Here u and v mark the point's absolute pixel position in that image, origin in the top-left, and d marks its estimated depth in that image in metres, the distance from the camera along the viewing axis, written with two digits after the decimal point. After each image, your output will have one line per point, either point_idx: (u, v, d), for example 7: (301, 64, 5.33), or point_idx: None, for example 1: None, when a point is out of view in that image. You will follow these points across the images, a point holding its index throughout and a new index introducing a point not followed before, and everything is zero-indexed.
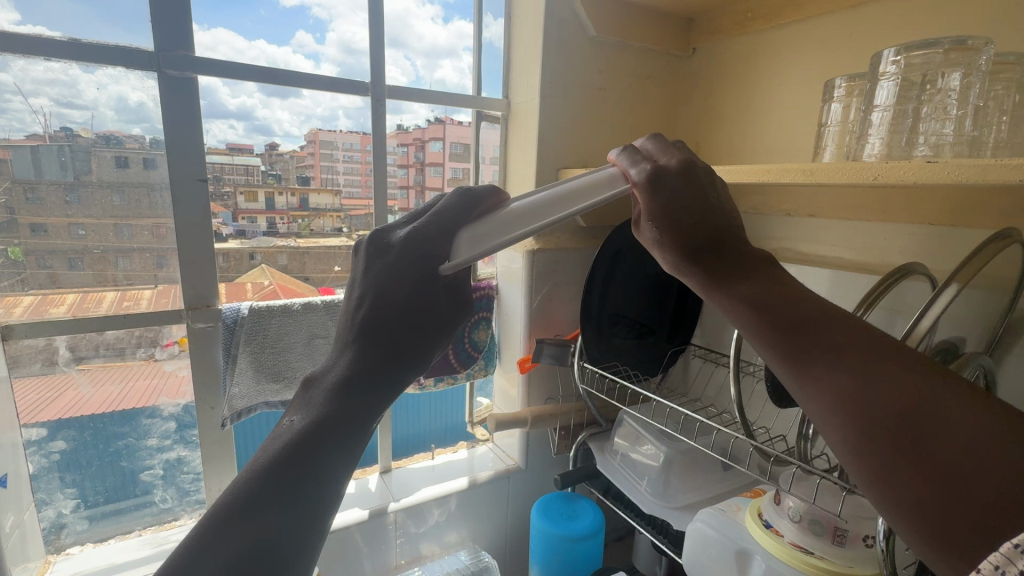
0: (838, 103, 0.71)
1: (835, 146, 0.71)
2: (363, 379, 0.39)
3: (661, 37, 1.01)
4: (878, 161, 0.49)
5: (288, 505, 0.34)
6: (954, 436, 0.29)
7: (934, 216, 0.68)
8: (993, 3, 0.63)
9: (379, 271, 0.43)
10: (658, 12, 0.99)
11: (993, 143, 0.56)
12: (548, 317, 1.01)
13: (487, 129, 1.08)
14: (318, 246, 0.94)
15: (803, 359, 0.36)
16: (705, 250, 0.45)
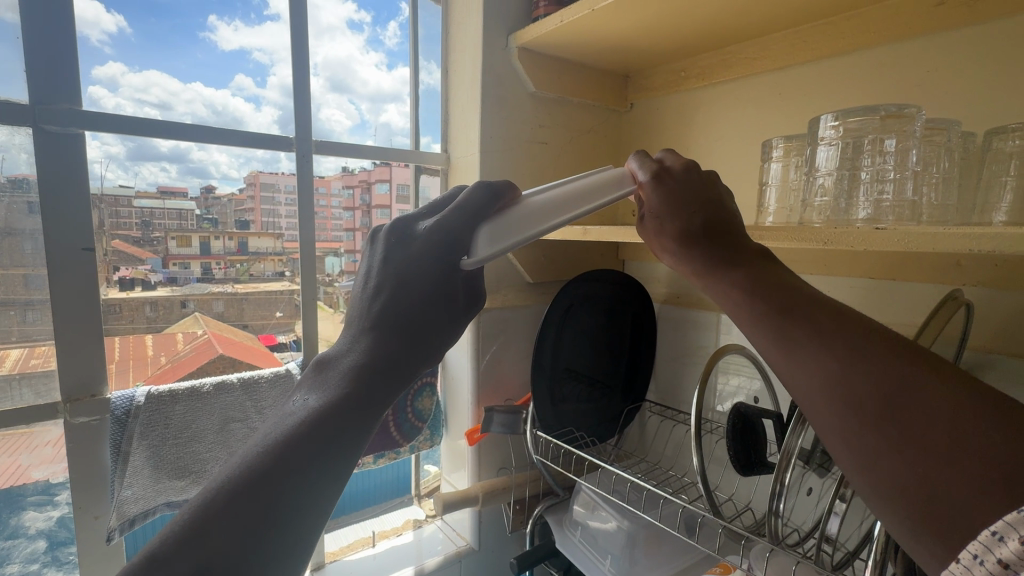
0: (777, 163, 0.75)
1: (777, 205, 0.74)
2: (377, 369, 0.40)
3: (603, 92, 1.05)
4: (826, 226, 0.49)
5: (292, 496, 0.34)
6: (931, 413, 0.30)
7: (874, 271, 0.72)
8: (912, 73, 0.67)
9: (400, 260, 0.44)
10: (598, 69, 1.03)
11: (927, 207, 0.59)
12: (496, 380, 0.99)
13: (427, 180, 1.09)
14: (257, 291, 0.89)
15: (791, 342, 0.36)
16: (701, 236, 0.44)
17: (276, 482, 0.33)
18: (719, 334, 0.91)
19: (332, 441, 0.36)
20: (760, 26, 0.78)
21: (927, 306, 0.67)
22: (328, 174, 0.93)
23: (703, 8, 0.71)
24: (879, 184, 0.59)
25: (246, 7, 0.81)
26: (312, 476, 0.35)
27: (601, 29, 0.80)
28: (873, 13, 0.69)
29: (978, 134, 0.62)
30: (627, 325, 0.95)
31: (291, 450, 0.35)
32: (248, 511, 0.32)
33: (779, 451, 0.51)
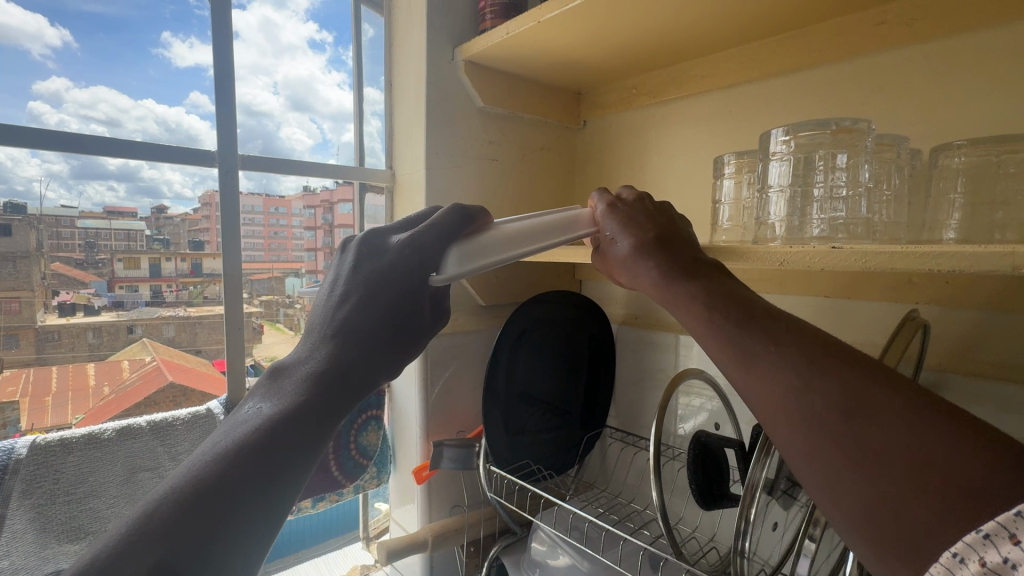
0: (730, 180, 0.76)
1: (732, 221, 0.76)
2: (340, 376, 0.42)
3: (556, 111, 1.06)
4: (780, 247, 0.49)
5: (250, 495, 0.35)
6: (888, 427, 0.29)
7: (830, 290, 0.73)
8: (851, 93, 0.70)
9: (367, 272, 0.46)
10: (552, 86, 1.04)
11: (882, 224, 0.59)
12: (447, 411, 0.95)
13: (372, 199, 1.07)
14: (212, 314, 0.87)
15: (746, 352, 0.35)
16: (654, 250, 0.46)
17: (232, 482, 0.34)
18: (678, 357, 0.90)
19: (292, 445, 0.37)
20: (711, 44, 0.79)
21: (881, 323, 0.68)
22: (289, 193, 0.94)
23: (649, 26, 0.73)
24: (831, 201, 0.61)
25: (202, 25, 0.80)
26: (270, 476, 0.36)
27: (552, 44, 0.80)
28: (819, 32, 0.71)
29: (925, 151, 0.64)
30: (585, 348, 0.94)
31: (250, 452, 0.36)
32: (204, 507, 0.33)
33: (743, 484, 0.48)
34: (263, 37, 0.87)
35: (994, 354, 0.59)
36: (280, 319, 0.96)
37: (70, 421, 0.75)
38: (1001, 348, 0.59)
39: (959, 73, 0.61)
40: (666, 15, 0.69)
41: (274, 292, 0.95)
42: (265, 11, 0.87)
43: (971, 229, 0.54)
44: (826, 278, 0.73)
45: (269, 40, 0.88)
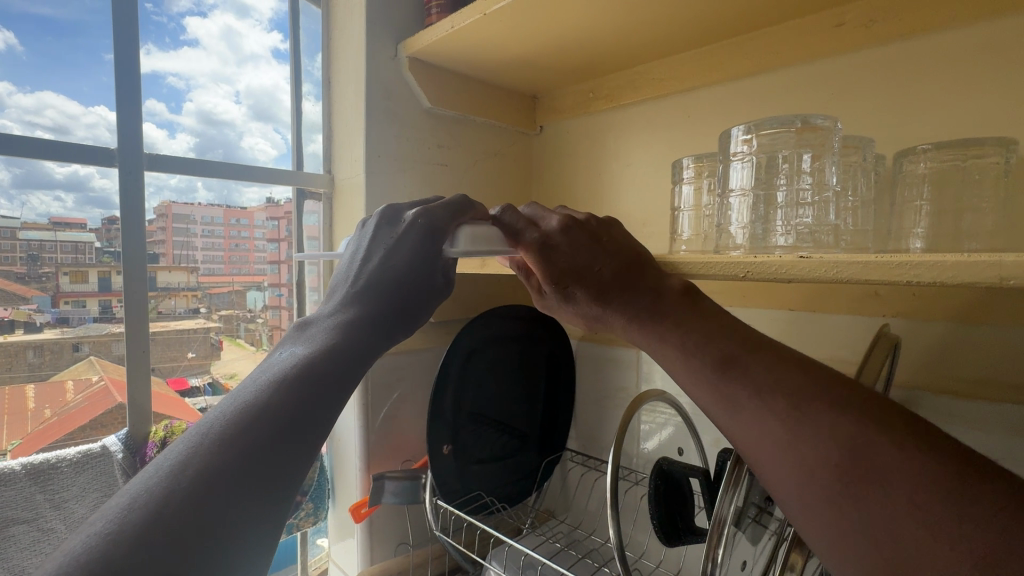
0: (689, 185, 0.76)
1: (693, 229, 0.75)
2: (369, 328, 0.44)
3: (513, 114, 1.05)
4: (748, 257, 0.48)
5: (284, 436, 0.34)
6: (889, 487, 0.30)
7: (792, 303, 0.74)
8: (811, 98, 0.70)
9: (388, 238, 0.49)
10: (506, 87, 1.02)
11: (850, 231, 0.60)
12: (393, 438, 0.91)
13: (310, 206, 0.99)
14: (167, 330, 0.82)
15: (732, 401, 0.36)
16: (619, 300, 0.46)
17: (277, 414, 0.35)
18: (639, 374, 0.89)
19: (326, 390, 0.38)
20: (671, 43, 0.79)
21: (841, 338, 0.69)
22: (251, 205, 0.91)
23: (604, 26, 0.73)
24: (796, 207, 0.61)
25: (159, 30, 0.79)
26: (312, 411, 0.37)
27: (505, 40, 0.78)
28: (777, 33, 0.72)
29: (889, 156, 0.64)
30: (541, 365, 0.93)
31: (293, 388, 0.37)
32: (241, 447, 0.32)
33: (709, 521, 0.45)
34: (225, 46, 0.86)
35: (961, 369, 0.60)
36: (241, 334, 0.93)
37: (5, 449, 0.69)
38: (964, 363, 0.60)
39: (915, 76, 0.62)
40: (622, 15, 0.69)
41: (235, 306, 0.92)
42: (226, 20, 0.86)
43: (938, 236, 0.56)
44: (788, 291, 0.74)
45: (230, 49, 0.87)
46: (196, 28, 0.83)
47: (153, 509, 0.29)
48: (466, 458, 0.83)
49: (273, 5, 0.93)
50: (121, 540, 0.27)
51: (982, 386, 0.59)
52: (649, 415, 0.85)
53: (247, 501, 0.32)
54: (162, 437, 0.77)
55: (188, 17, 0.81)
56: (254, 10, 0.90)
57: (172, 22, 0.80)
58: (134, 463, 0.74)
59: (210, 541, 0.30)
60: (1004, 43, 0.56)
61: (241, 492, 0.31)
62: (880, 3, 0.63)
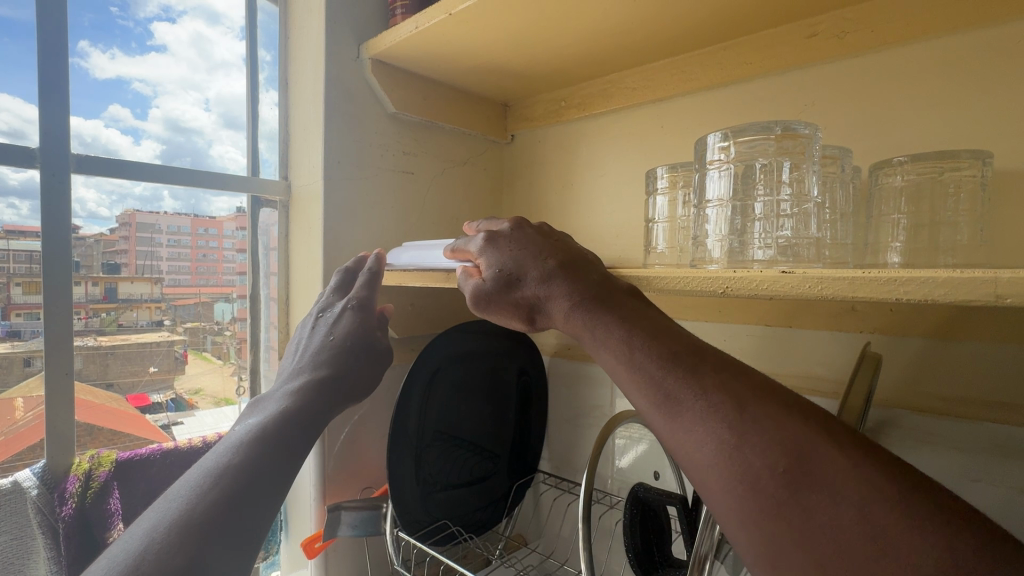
0: (663, 196, 0.77)
1: (667, 240, 0.75)
2: (321, 388, 0.60)
3: (484, 124, 1.05)
4: (726, 272, 0.47)
5: (269, 466, 0.46)
6: (836, 496, 0.29)
7: (769, 318, 0.74)
8: (785, 108, 0.71)
9: (323, 323, 0.68)
10: (474, 94, 1.02)
11: (832, 243, 0.61)
12: (353, 461, 0.87)
13: (266, 215, 0.94)
14: (128, 344, 0.79)
15: (674, 402, 0.35)
16: (561, 289, 0.46)
17: (260, 457, 0.46)
18: (613, 391, 0.88)
19: (297, 434, 0.52)
20: (646, 53, 0.80)
21: (821, 353, 0.70)
22: (220, 214, 0.88)
23: (584, 33, 0.73)
24: (776, 219, 0.61)
25: (125, 35, 0.77)
26: (286, 452, 0.49)
27: (477, 42, 0.77)
28: (749, 44, 0.73)
29: (864, 169, 0.65)
30: (512, 383, 0.91)
31: (266, 438, 0.48)
32: (236, 477, 0.43)
33: (689, 558, 0.43)
34: (195, 53, 0.83)
35: (937, 387, 0.61)
36: (207, 347, 0.88)
37: None
38: (944, 380, 0.61)
39: (884, 89, 0.64)
40: (602, 23, 0.70)
41: (201, 318, 0.87)
42: (196, 26, 0.83)
43: (915, 251, 0.58)
44: (763, 306, 0.74)
45: (200, 55, 0.84)
46: (164, 35, 0.80)
47: (177, 533, 0.37)
48: (432, 483, 0.80)
49: (244, 12, 0.90)
50: (143, 551, 0.35)
51: (959, 402, 0.60)
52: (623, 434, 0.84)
53: (260, 507, 0.43)
54: (87, 472, 0.69)
55: (155, 22, 0.79)
56: (224, 17, 0.87)
57: (139, 27, 0.78)
58: (52, 500, 0.66)
59: (227, 552, 0.38)
60: (969, 58, 0.58)
61: (249, 500, 0.42)
62: (851, 16, 0.65)
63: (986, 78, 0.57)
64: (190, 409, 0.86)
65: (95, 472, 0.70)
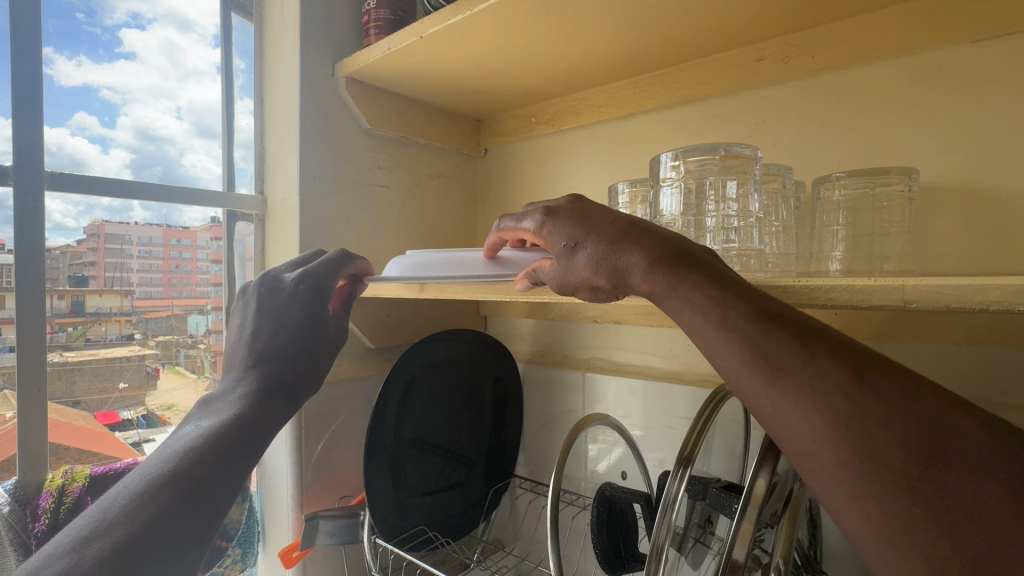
0: (625, 209, 0.78)
1: None
2: (268, 385, 0.56)
3: (455, 137, 1.06)
4: None
5: (217, 471, 0.45)
6: (972, 471, 0.27)
7: None
8: (740, 127, 0.74)
9: (275, 312, 0.61)
10: (446, 109, 1.03)
11: (774, 254, 0.64)
12: (330, 473, 0.87)
13: (243, 228, 0.93)
14: (96, 359, 0.77)
15: (781, 370, 0.32)
16: (636, 247, 0.40)
17: (201, 462, 0.45)
18: (584, 397, 0.89)
19: (249, 435, 0.50)
20: (608, 72, 0.82)
21: None
22: (193, 224, 0.87)
23: (549, 54, 0.75)
24: (724, 231, 0.63)
25: (92, 41, 0.76)
26: (230, 453, 0.47)
27: (448, 62, 0.78)
28: (706, 65, 0.76)
29: (807, 184, 0.69)
30: (488, 389, 0.92)
31: (210, 442, 0.47)
32: (178, 488, 0.42)
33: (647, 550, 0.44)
34: (166, 61, 0.83)
35: None
36: (180, 361, 0.87)
37: None
38: None
39: (831, 108, 0.67)
40: (564, 44, 0.72)
41: (173, 331, 0.86)
42: (166, 33, 0.83)
43: (854, 259, 0.62)
44: None
45: (171, 64, 0.83)
46: (132, 41, 0.79)
47: (107, 548, 0.36)
48: (408, 490, 0.80)
49: (216, 21, 0.90)
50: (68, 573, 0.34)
51: None
52: (597, 438, 0.86)
53: (202, 521, 0.42)
54: (61, 486, 0.68)
55: (124, 29, 0.78)
56: (195, 25, 0.87)
57: (107, 34, 0.77)
58: (24, 516, 0.65)
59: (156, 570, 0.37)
60: (902, 82, 0.61)
61: (190, 511, 0.41)
62: (795, 41, 0.68)
63: (921, 101, 0.60)
64: (162, 425, 0.85)
65: (68, 488, 0.68)
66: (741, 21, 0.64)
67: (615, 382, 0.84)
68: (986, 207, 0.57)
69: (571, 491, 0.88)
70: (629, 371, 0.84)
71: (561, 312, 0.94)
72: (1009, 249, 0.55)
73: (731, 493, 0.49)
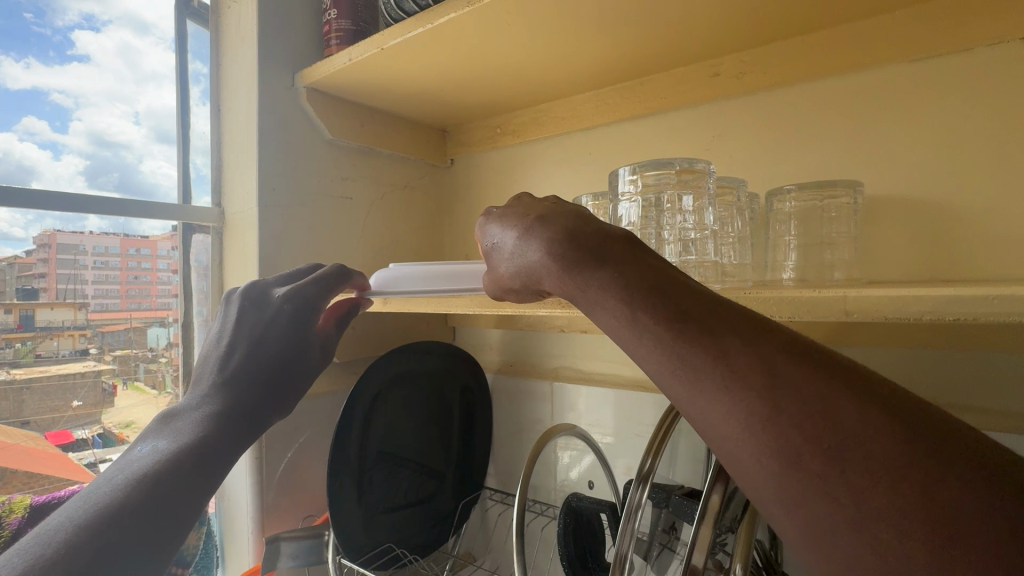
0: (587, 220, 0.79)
1: None
2: (235, 405, 0.53)
3: (421, 148, 1.05)
4: None
5: (174, 501, 0.43)
6: (890, 474, 0.24)
7: None
8: (696, 141, 0.77)
9: (254, 326, 0.58)
10: (411, 120, 1.03)
11: (730, 265, 0.66)
12: (294, 491, 0.84)
13: (200, 242, 0.89)
14: (47, 376, 0.73)
15: (693, 371, 0.29)
16: (549, 239, 0.39)
17: (158, 488, 0.42)
18: (553, 407, 0.89)
19: (211, 463, 0.47)
20: (569, 86, 0.84)
21: None
22: (152, 233, 0.84)
23: (513, 67, 0.75)
24: (682, 243, 0.65)
25: (42, 43, 0.73)
26: (191, 478, 0.45)
27: (412, 73, 0.77)
28: (664, 80, 0.78)
29: (760, 196, 0.71)
30: (455, 400, 0.92)
31: (172, 466, 0.44)
32: (132, 520, 0.39)
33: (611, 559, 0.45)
34: (123, 63, 0.80)
35: None
36: (140, 376, 0.83)
37: None
38: None
39: (781, 122, 0.69)
40: (528, 57, 0.72)
41: (133, 345, 0.82)
42: (123, 35, 0.80)
43: (806, 268, 0.66)
44: None
45: (128, 67, 0.80)
46: (87, 44, 0.76)
47: None
48: (374, 505, 0.79)
49: (176, 25, 0.87)
50: None
51: None
52: (567, 446, 0.86)
53: (150, 558, 0.39)
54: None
55: (77, 31, 0.75)
56: (154, 27, 0.84)
57: (58, 35, 0.74)
58: None
59: None
60: (845, 99, 0.65)
61: (139, 547, 0.39)
62: (747, 58, 0.71)
63: (864, 116, 0.63)
64: (120, 444, 0.81)
65: (6, 520, 0.66)
66: (696, 37, 0.66)
67: (582, 391, 0.85)
68: (928, 218, 0.60)
69: (541, 501, 0.89)
70: (597, 380, 0.85)
71: (528, 323, 0.95)
72: (945, 256, 0.59)
73: (690, 500, 0.53)
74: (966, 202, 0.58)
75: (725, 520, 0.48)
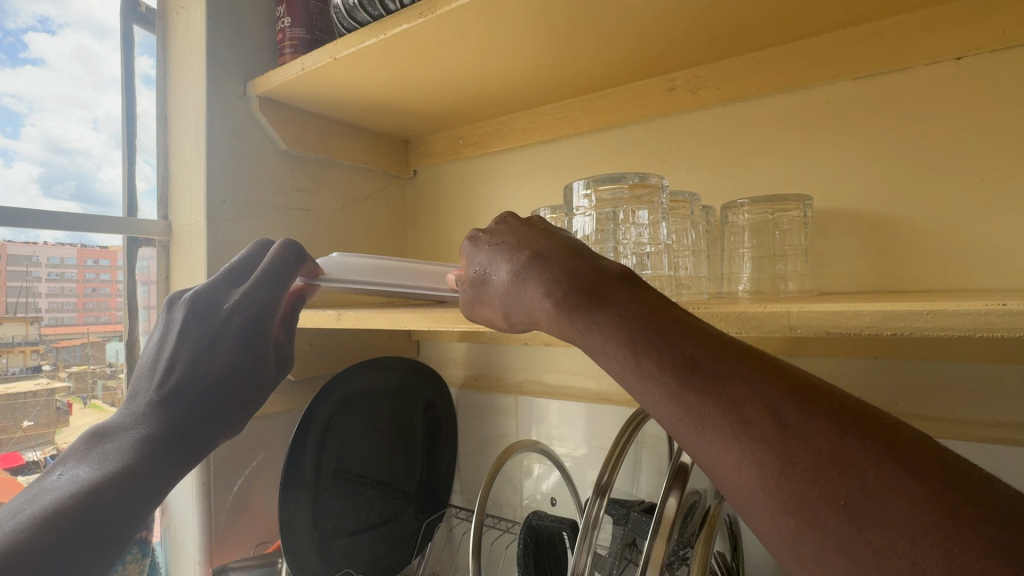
0: None
1: None
2: (168, 434, 0.45)
3: (382, 159, 1.04)
4: None
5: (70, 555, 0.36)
6: (913, 535, 0.23)
7: None
8: (652, 155, 0.78)
9: (200, 338, 0.48)
10: (372, 131, 1.02)
11: (685, 277, 0.68)
12: (249, 514, 0.82)
13: (146, 256, 0.84)
14: None
15: (699, 420, 0.28)
16: (547, 281, 0.37)
17: (53, 534, 0.36)
18: (518, 420, 0.89)
19: (124, 505, 0.40)
20: (529, 98, 0.84)
21: None
22: (112, 244, 0.80)
23: (475, 78, 0.76)
24: (639, 255, 0.65)
25: None
26: (98, 522, 0.38)
27: (371, 83, 0.77)
28: (621, 94, 0.79)
29: (715, 209, 0.73)
30: (418, 417, 0.90)
31: (75, 508, 0.37)
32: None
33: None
34: (80, 68, 0.77)
35: None
36: (97, 394, 0.79)
37: None
38: None
39: (734, 137, 0.71)
40: (489, 69, 0.73)
41: (89, 361, 0.78)
42: (80, 39, 0.77)
43: (761, 281, 0.67)
44: None
45: (86, 72, 0.77)
46: (40, 47, 0.73)
47: None
48: (331, 529, 0.77)
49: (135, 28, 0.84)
50: None
51: None
52: (533, 462, 0.86)
53: None
54: None
55: (30, 33, 0.72)
56: (113, 31, 0.81)
57: (10, 36, 0.70)
58: None
59: None
60: (793, 115, 0.67)
61: None
62: (701, 74, 0.72)
63: (812, 131, 0.66)
64: None
65: None
66: (653, 52, 0.68)
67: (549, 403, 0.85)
68: (874, 229, 0.63)
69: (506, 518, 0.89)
70: (561, 394, 0.85)
71: (492, 335, 0.94)
72: (888, 268, 0.62)
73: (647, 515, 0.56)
74: (910, 214, 0.60)
75: (682, 535, 0.52)
